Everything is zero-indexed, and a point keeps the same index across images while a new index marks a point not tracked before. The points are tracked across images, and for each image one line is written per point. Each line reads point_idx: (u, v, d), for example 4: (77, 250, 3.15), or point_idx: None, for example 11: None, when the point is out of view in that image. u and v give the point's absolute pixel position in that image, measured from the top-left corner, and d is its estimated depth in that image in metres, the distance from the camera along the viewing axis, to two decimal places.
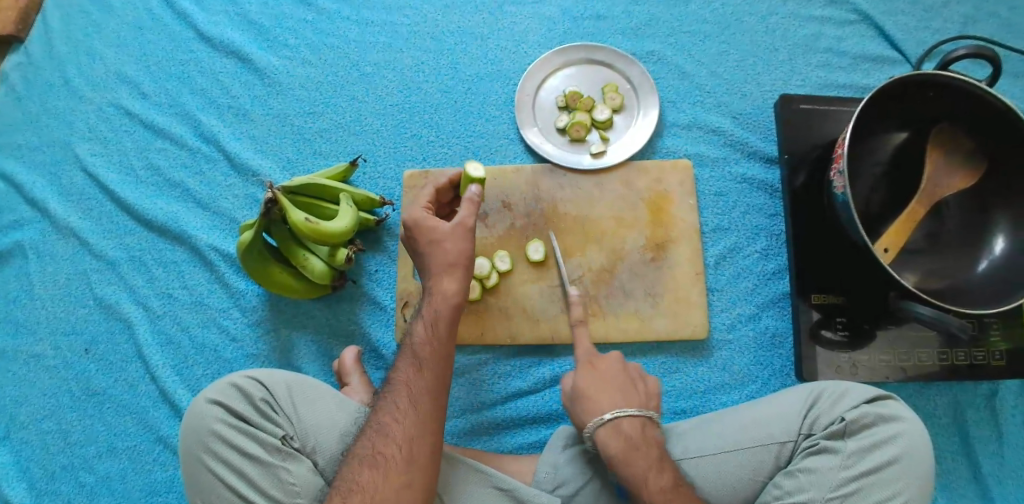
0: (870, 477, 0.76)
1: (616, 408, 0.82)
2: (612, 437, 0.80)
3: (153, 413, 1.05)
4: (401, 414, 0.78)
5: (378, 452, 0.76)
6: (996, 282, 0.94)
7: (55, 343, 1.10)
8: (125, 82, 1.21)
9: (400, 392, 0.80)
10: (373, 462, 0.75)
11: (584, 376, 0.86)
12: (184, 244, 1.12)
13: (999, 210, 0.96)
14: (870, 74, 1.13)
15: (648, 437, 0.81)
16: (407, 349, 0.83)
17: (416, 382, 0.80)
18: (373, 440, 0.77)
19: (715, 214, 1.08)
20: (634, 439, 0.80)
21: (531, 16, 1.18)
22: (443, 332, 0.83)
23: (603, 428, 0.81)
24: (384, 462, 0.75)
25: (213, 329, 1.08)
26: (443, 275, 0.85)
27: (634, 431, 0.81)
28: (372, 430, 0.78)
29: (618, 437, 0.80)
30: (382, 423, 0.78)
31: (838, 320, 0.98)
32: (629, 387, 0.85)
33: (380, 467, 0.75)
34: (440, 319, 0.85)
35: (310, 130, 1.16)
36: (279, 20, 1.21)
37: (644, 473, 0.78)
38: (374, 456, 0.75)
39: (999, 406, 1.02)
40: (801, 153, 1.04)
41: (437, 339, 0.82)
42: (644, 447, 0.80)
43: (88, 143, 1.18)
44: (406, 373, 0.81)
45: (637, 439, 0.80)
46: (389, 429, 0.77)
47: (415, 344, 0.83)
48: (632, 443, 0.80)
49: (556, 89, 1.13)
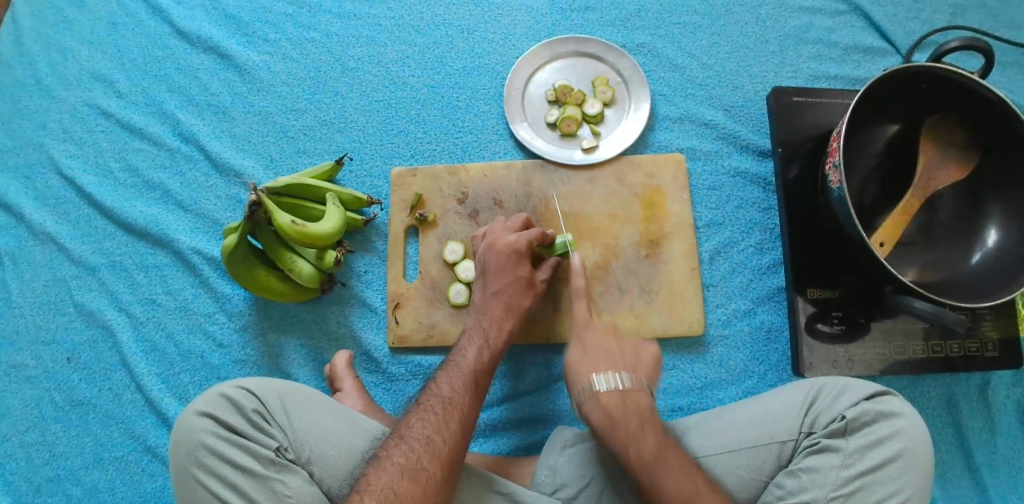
0: (872, 476, 0.76)
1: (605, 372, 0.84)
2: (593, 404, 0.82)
3: (139, 423, 1.02)
4: (452, 430, 0.77)
5: (424, 466, 0.74)
6: (989, 274, 0.94)
7: (35, 353, 1.06)
8: (100, 81, 1.16)
9: (451, 408, 0.79)
10: (416, 476, 0.73)
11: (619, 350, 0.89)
12: (165, 248, 1.08)
13: (992, 201, 0.96)
14: (860, 65, 1.12)
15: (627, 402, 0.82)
16: (458, 370, 0.84)
17: (469, 403, 0.80)
18: (419, 453, 0.75)
19: (709, 208, 1.07)
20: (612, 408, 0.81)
21: (518, 8, 1.16)
22: (490, 355, 0.86)
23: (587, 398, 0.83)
24: (429, 477, 0.73)
25: (199, 336, 1.05)
26: (505, 314, 0.90)
27: (614, 403, 0.82)
28: (418, 443, 0.75)
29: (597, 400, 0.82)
30: (431, 436, 0.76)
31: (833, 314, 0.98)
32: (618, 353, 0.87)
33: (425, 483, 0.72)
34: (490, 344, 0.87)
35: (294, 128, 1.12)
36: (259, 15, 1.17)
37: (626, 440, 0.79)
38: (418, 470, 0.73)
39: (992, 395, 1.03)
40: (794, 145, 1.03)
41: (487, 368, 0.85)
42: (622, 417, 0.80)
43: (63, 145, 1.14)
44: (461, 392, 0.81)
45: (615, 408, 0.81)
46: (438, 443, 0.75)
47: (469, 367, 0.84)
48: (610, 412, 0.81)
49: (545, 83, 1.11)
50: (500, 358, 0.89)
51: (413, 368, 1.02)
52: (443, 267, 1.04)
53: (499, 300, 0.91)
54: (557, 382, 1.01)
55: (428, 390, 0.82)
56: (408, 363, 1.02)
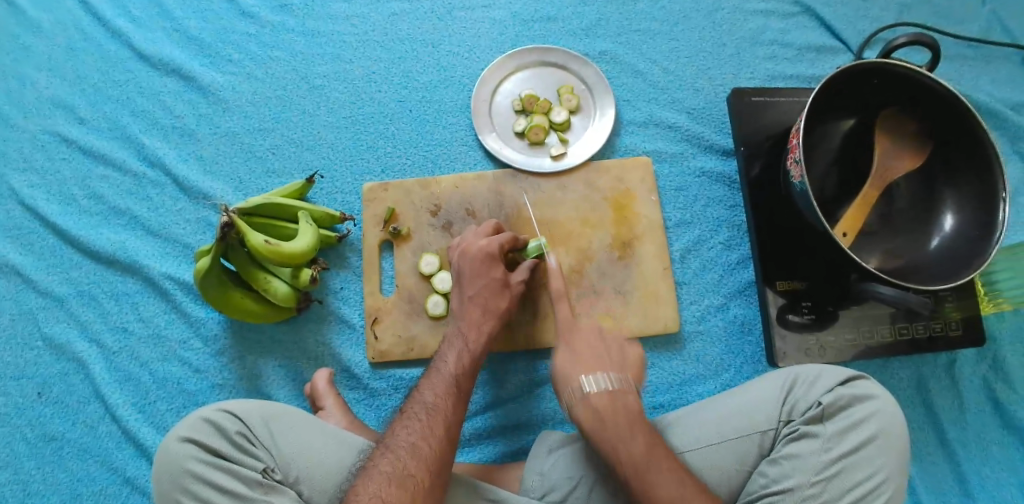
0: (850, 458, 0.78)
1: (591, 375, 0.85)
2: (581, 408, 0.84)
3: (117, 455, 1.00)
4: (438, 436, 0.77)
5: (412, 473, 0.74)
6: (948, 257, 0.98)
7: (4, 389, 1.03)
8: (60, 108, 1.15)
9: (435, 414, 0.79)
10: (404, 482, 0.73)
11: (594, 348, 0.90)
12: (136, 274, 1.07)
13: (945, 188, 1.00)
14: (814, 64, 1.16)
15: (618, 404, 0.83)
16: (440, 376, 0.84)
17: (452, 408, 0.81)
18: (405, 460, 0.75)
19: (677, 208, 1.09)
20: (602, 409, 0.82)
21: (482, 21, 1.18)
22: (471, 361, 0.87)
23: (578, 402, 0.84)
24: (417, 484, 0.73)
25: (175, 363, 1.04)
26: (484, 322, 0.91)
27: (603, 403, 0.83)
28: (404, 450, 0.76)
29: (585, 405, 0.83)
30: (416, 443, 0.76)
31: (804, 304, 1.00)
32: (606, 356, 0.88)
33: (413, 490, 0.73)
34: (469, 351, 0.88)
35: (262, 148, 1.12)
36: (221, 36, 1.17)
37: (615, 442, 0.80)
38: (406, 477, 0.73)
39: (958, 374, 1.06)
40: (756, 143, 1.06)
41: (469, 373, 0.86)
42: (612, 417, 0.81)
43: (24, 174, 1.12)
44: (444, 398, 0.81)
45: (605, 409, 0.82)
46: (424, 450, 0.76)
47: (450, 374, 0.84)
48: (601, 412, 0.82)
49: (511, 93, 1.12)
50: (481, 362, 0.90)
51: (395, 381, 1.02)
52: (419, 279, 1.04)
53: (476, 308, 0.92)
54: (540, 387, 1.02)
55: (409, 399, 0.83)
56: (390, 377, 1.02)
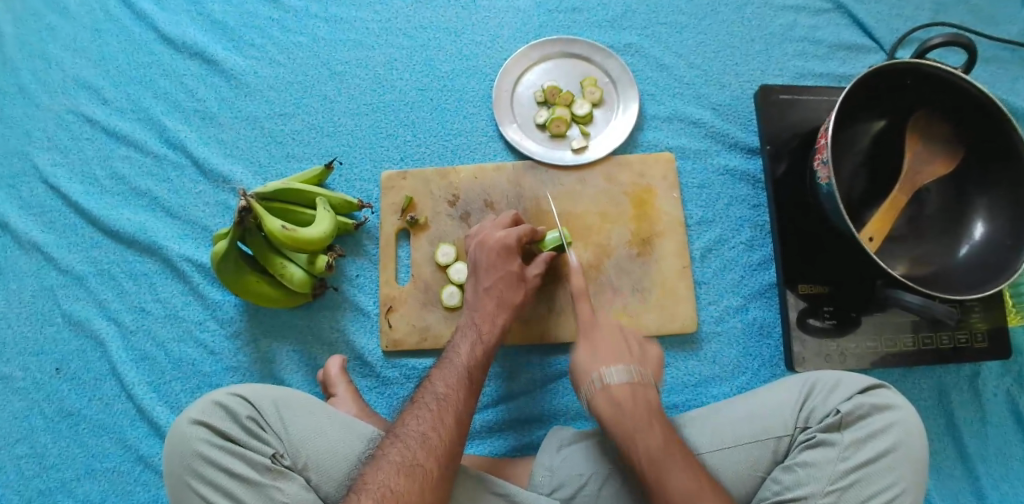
0: (868, 468, 0.76)
1: (610, 369, 0.85)
2: (602, 400, 0.83)
3: (131, 433, 1.01)
4: (448, 427, 0.77)
5: (420, 463, 0.73)
6: (976, 266, 0.95)
7: (23, 363, 1.05)
8: (84, 87, 1.15)
9: (446, 405, 0.79)
10: (412, 472, 0.72)
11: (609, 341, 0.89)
12: (154, 255, 1.08)
13: (977, 194, 0.97)
14: (845, 63, 1.14)
15: (639, 399, 0.83)
16: (452, 367, 0.84)
17: (463, 399, 0.80)
18: (414, 450, 0.74)
19: (699, 206, 1.07)
20: (622, 400, 0.82)
21: (505, 10, 1.16)
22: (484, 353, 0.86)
23: (597, 394, 0.84)
24: (425, 474, 0.73)
25: (190, 344, 1.04)
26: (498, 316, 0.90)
27: (625, 398, 0.83)
28: (414, 440, 0.75)
29: (605, 397, 0.83)
30: (426, 433, 0.76)
31: (825, 308, 0.98)
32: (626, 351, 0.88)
33: (421, 479, 0.72)
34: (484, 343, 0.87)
35: (282, 132, 1.12)
36: (245, 20, 1.17)
37: (631, 432, 0.80)
38: (414, 466, 0.73)
39: (982, 385, 1.04)
40: (782, 142, 1.04)
41: (481, 366, 0.85)
42: (631, 409, 0.82)
43: (47, 153, 1.13)
44: (454, 388, 0.81)
45: (625, 401, 0.82)
46: (433, 440, 0.75)
47: (462, 365, 0.84)
48: (621, 404, 0.82)
49: (534, 84, 1.11)
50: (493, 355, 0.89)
51: (407, 371, 1.01)
52: (435, 270, 1.03)
53: (492, 301, 0.91)
54: (552, 382, 1.01)
55: (418, 389, 0.82)
56: (402, 367, 1.02)
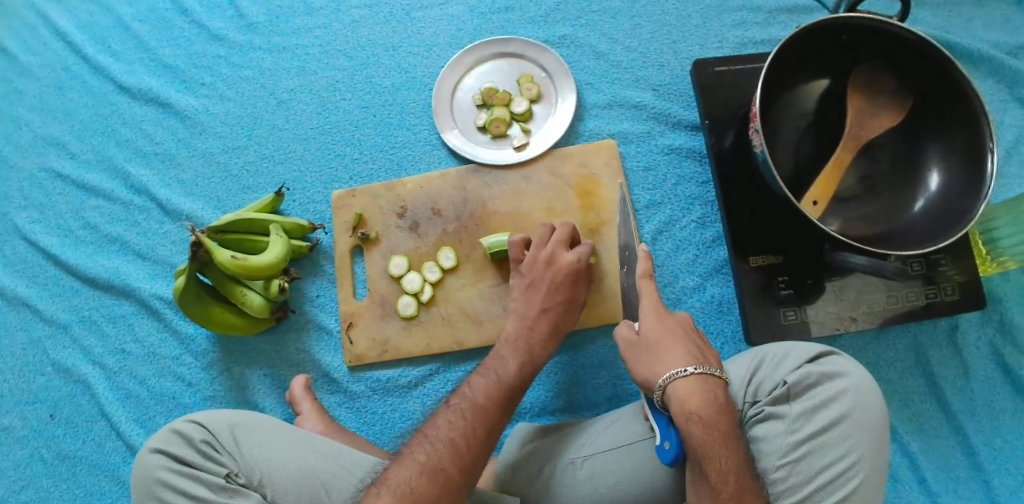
0: (818, 438, 0.77)
1: (697, 364, 0.79)
2: (692, 394, 0.76)
3: (123, 469, 1.06)
4: (475, 435, 0.78)
5: (443, 467, 0.75)
6: (933, 218, 0.92)
7: (20, 413, 1.11)
8: (53, 145, 1.21)
9: (481, 413, 0.81)
10: (434, 475, 0.74)
11: (654, 328, 0.82)
12: (129, 297, 1.12)
13: (930, 144, 0.94)
14: (785, 25, 1.11)
15: (727, 402, 0.77)
16: (493, 376, 0.86)
17: (496, 410, 0.82)
18: (442, 453, 0.76)
19: (646, 189, 1.06)
20: (717, 399, 0.76)
21: (439, 19, 1.17)
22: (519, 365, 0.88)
23: (683, 385, 0.76)
24: (446, 479, 0.74)
25: (169, 378, 1.08)
26: None
27: (706, 398, 0.76)
28: (443, 444, 0.77)
29: (697, 392, 0.76)
30: (456, 438, 0.77)
31: (780, 279, 0.96)
32: (705, 350, 0.82)
33: (442, 484, 0.74)
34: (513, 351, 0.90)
35: (237, 165, 1.16)
36: (193, 61, 1.21)
37: (723, 439, 0.73)
38: (437, 470, 0.74)
39: (962, 340, 1.00)
40: (723, 115, 1.02)
41: (522, 382, 0.87)
42: (725, 412, 0.75)
43: (26, 211, 1.19)
44: (494, 400, 0.83)
45: (719, 401, 0.76)
46: (461, 446, 0.77)
47: (503, 377, 0.86)
48: (718, 405, 0.75)
49: (472, 88, 1.12)
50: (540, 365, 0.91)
51: (373, 383, 1.04)
52: (391, 282, 1.05)
53: None
54: None
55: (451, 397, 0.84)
56: (367, 380, 1.04)
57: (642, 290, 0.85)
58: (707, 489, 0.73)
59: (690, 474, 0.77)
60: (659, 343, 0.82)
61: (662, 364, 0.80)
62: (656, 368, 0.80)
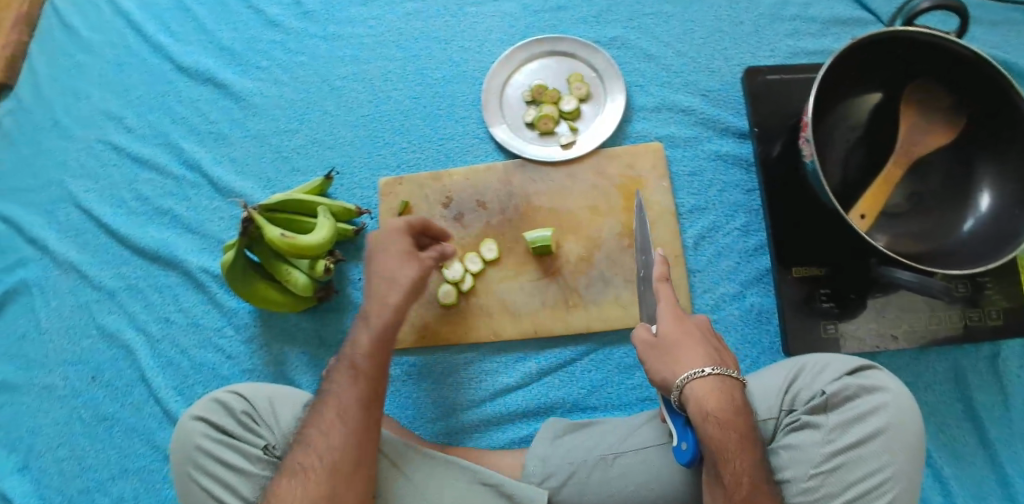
0: (854, 451, 0.76)
1: (715, 365, 0.78)
2: (710, 394, 0.76)
3: (160, 434, 1.09)
4: (343, 428, 0.79)
5: (314, 465, 0.76)
6: (983, 239, 0.91)
7: (64, 373, 1.14)
8: (110, 118, 1.25)
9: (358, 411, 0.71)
10: None
11: (674, 328, 0.82)
12: (176, 268, 1.16)
13: (983, 164, 0.93)
14: (840, 38, 1.11)
15: (743, 405, 0.77)
16: (346, 365, 0.84)
17: (360, 398, 0.81)
18: None
19: (691, 194, 1.06)
20: (734, 402, 0.76)
21: (492, 15, 1.19)
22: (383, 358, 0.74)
23: (699, 385, 0.76)
24: None
25: (209, 349, 1.11)
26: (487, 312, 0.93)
27: (722, 400, 0.76)
28: None
29: (714, 393, 0.76)
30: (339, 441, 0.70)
31: (822, 292, 0.96)
32: (721, 351, 0.82)
33: None
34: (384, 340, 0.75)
35: (287, 147, 1.18)
36: (249, 44, 1.24)
37: (736, 442, 0.74)
38: (304, 469, 0.76)
39: (1003, 366, 0.99)
40: (773, 125, 1.03)
41: (382, 358, 0.85)
42: (740, 415, 0.76)
43: (80, 180, 1.23)
44: (346, 389, 0.81)
45: (735, 403, 0.76)
46: None
47: None
48: (734, 407, 0.76)
49: (522, 85, 1.13)
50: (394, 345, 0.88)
51: (407, 368, 1.05)
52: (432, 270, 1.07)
53: None
54: (547, 375, 1.03)
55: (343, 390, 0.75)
56: (401, 365, 1.05)
57: (657, 294, 0.85)
58: (719, 489, 0.74)
59: (704, 476, 0.77)
60: (677, 345, 0.81)
61: (681, 365, 0.79)
62: (674, 369, 0.79)
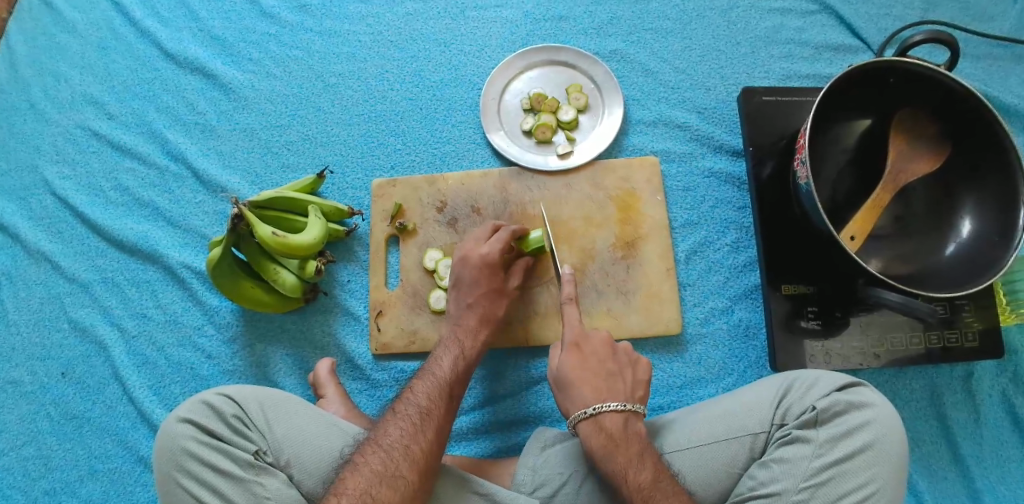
0: (840, 465, 0.78)
1: (598, 401, 0.84)
2: (592, 432, 0.82)
3: (132, 435, 1.05)
4: (428, 440, 0.80)
5: (402, 474, 0.76)
6: (964, 264, 0.94)
7: (31, 368, 1.09)
8: (92, 104, 1.21)
9: (428, 418, 0.82)
10: (394, 483, 0.75)
11: (572, 362, 0.88)
12: (155, 263, 1.12)
13: (965, 192, 0.96)
14: (831, 63, 1.14)
15: (630, 433, 0.82)
16: (432, 379, 0.87)
17: (443, 413, 0.84)
18: (396, 461, 0.77)
19: (684, 208, 1.08)
20: (614, 434, 0.81)
21: (493, 20, 1.19)
22: (455, 363, 0.90)
23: (585, 423, 0.83)
24: (407, 485, 0.76)
25: (189, 348, 1.08)
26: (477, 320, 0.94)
27: (609, 430, 0.81)
28: (396, 450, 0.78)
29: (596, 431, 0.82)
30: (408, 445, 0.78)
31: (810, 309, 0.98)
32: (617, 376, 0.87)
33: (403, 489, 0.75)
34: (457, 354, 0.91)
35: (278, 143, 1.16)
36: (243, 35, 1.21)
37: (623, 468, 0.78)
38: (397, 477, 0.75)
39: (976, 386, 1.03)
40: (766, 144, 1.04)
41: (460, 378, 0.89)
42: (624, 443, 0.80)
43: (57, 166, 1.18)
44: (436, 402, 0.84)
45: (617, 435, 0.81)
46: (416, 453, 0.78)
47: (442, 377, 0.87)
48: (615, 438, 0.81)
49: (520, 92, 1.13)
50: (472, 366, 0.93)
51: (397, 374, 1.04)
52: (423, 274, 1.06)
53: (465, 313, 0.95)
54: (539, 384, 1.03)
55: (396, 399, 0.85)
56: (392, 370, 1.04)
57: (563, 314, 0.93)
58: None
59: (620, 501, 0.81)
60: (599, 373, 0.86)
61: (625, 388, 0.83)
62: None
